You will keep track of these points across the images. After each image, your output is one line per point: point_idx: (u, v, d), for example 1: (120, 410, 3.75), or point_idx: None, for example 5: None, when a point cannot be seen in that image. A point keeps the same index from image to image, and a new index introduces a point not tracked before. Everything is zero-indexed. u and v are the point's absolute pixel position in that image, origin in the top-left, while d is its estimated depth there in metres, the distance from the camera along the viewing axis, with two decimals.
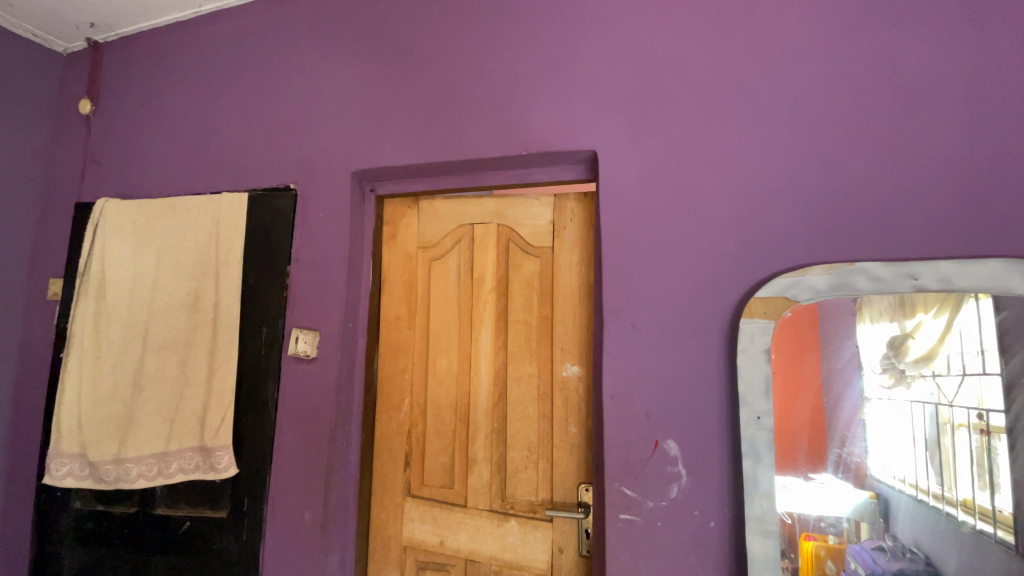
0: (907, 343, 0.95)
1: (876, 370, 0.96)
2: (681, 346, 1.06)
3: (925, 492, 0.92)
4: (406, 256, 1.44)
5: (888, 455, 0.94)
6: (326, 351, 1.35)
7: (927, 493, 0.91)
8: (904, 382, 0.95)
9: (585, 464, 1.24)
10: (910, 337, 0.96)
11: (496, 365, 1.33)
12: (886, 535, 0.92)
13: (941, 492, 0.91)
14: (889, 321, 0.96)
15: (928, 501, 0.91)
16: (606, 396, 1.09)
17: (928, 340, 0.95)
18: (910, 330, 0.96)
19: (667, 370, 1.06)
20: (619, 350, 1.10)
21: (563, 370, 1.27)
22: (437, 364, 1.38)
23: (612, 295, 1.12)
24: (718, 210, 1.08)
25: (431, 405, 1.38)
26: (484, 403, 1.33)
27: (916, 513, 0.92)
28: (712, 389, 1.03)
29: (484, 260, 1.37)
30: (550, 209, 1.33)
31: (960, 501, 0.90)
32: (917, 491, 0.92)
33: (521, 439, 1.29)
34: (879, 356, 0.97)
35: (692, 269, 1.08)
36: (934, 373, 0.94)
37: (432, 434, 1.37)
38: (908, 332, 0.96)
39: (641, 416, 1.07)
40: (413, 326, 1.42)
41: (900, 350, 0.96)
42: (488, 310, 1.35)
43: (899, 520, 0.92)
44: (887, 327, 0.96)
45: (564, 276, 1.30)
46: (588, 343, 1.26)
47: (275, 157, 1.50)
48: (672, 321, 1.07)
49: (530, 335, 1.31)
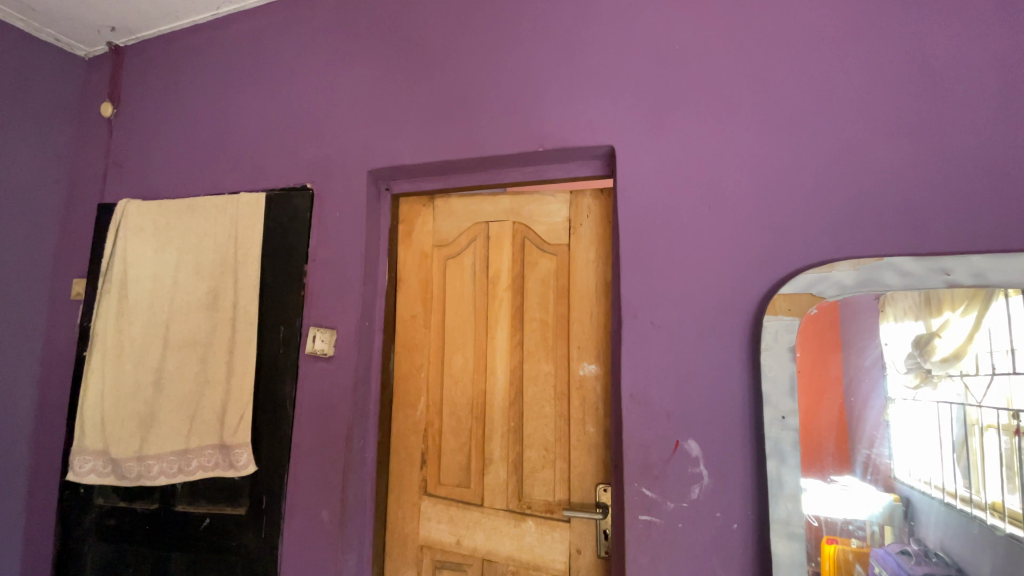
0: (934, 342, 0.92)
1: (901, 370, 0.93)
2: (702, 345, 1.04)
3: (951, 495, 0.88)
4: (421, 254, 1.44)
5: (914, 457, 0.91)
6: (342, 349, 1.36)
7: (954, 497, 0.88)
8: (930, 382, 0.92)
9: (604, 465, 1.22)
10: (936, 335, 0.92)
11: (512, 364, 1.32)
12: (910, 539, 0.90)
13: (968, 495, 0.87)
14: (914, 319, 0.93)
15: (956, 505, 0.88)
16: (626, 395, 1.07)
17: (956, 338, 0.92)
18: (935, 329, 0.92)
19: (687, 369, 1.04)
20: (637, 349, 1.08)
21: (580, 369, 1.26)
22: (452, 363, 1.38)
23: (630, 293, 1.10)
24: (739, 204, 1.06)
25: (446, 405, 1.38)
26: (499, 402, 1.32)
27: (943, 517, 0.89)
28: (734, 388, 1.01)
29: (499, 259, 1.36)
30: (565, 206, 1.32)
31: (988, 504, 0.86)
32: (943, 494, 0.89)
33: (537, 438, 1.28)
34: (903, 355, 0.93)
35: (712, 266, 1.06)
36: (961, 373, 0.91)
37: (447, 433, 1.37)
38: (934, 330, 0.92)
39: (661, 415, 1.04)
40: (429, 325, 1.41)
41: (926, 349, 0.92)
42: (502, 309, 1.34)
43: (924, 523, 0.89)
44: (913, 325, 0.93)
45: (580, 273, 1.28)
46: (605, 342, 1.24)
47: (292, 157, 1.51)
48: (693, 319, 1.05)
49: (547, 334, 1.30)
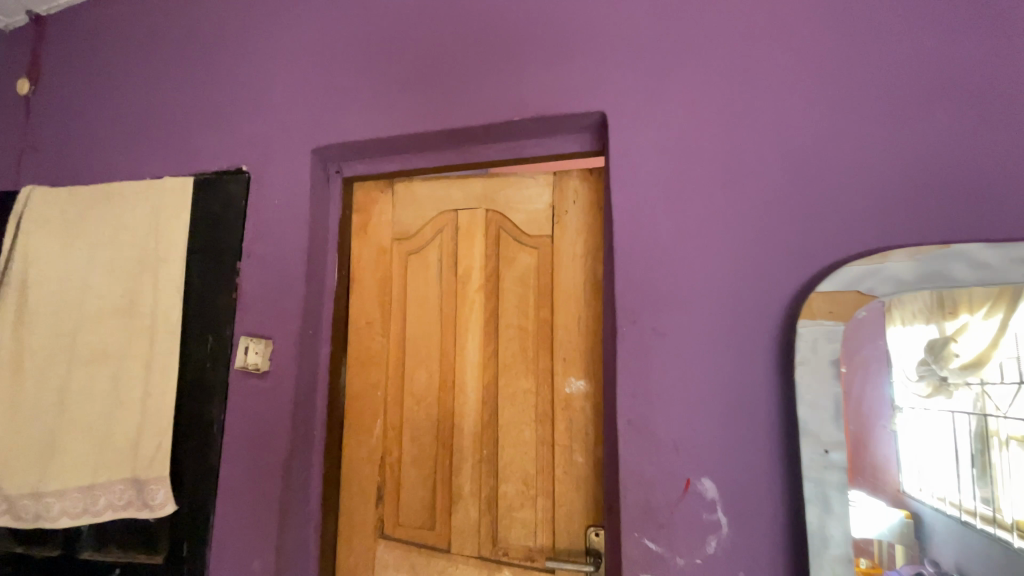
0: (950, 349, 0.73)
1: (910, 378, 0.73)
2: (718, 358, 0.82)
3: (970, 512, 0.69)
4: (378, 250, 1.21)
5: (924, 465, 0.71)
6: (279, 364, 1.12)
7: (973, 515, 0.69)
8: (944, 392, 0.72)
9: (595, 504, 1.00)
10: (953, 341, 0.73)
11: (485, 381, 1.09)
12: (925, 561, 0.70)
13: (991, 512, 0.68)
14: (924, 324, 0.74)
15: (975, 524, 0.69)
16: (622, 420, 0.85)
17: (978, 344, 0.72)
18: (951, 334, 0.73)
19: (700, 390, 0.82)
20: (637, 365, 0.85)
21: (566, 386, 1.03)
22: (413, 380, 1.15)
23: (627, 293, 0.88)
24: (762, 180, 0.84)
25: (406, 430, 1.14)
26: (468, 426, 1.09)
27: (959, 537, 0.69)
28: (761, 414, 0.79)
29: (469, 254, 1.13)
30: (548, 189, 1.09)
31: (1018, 524, 0.67)
32: (960, 510, 0.69)
33: (515, 471, 1.05)
34: (912, 362, 0.74)
35: (730, 259, 0.83)
36: (984, 383, 0.71)
37: (407, 463, 1.14)
38: (949, 335, 0.73)
39: (667, 448, 0.82)
40: (386, 334, 1.18)
41: (941, 356, 0.73)
42: (472, 314, 1.11)
43: (937, 542, 0.70)
44: (924, 330, 0.74)
45: (565, 270, 1.06)
46: (598, 353, 1.02)
47: (227, 137, 1.28)
48: (705, 325, 0.84)
49: (526, 343, 1.07)
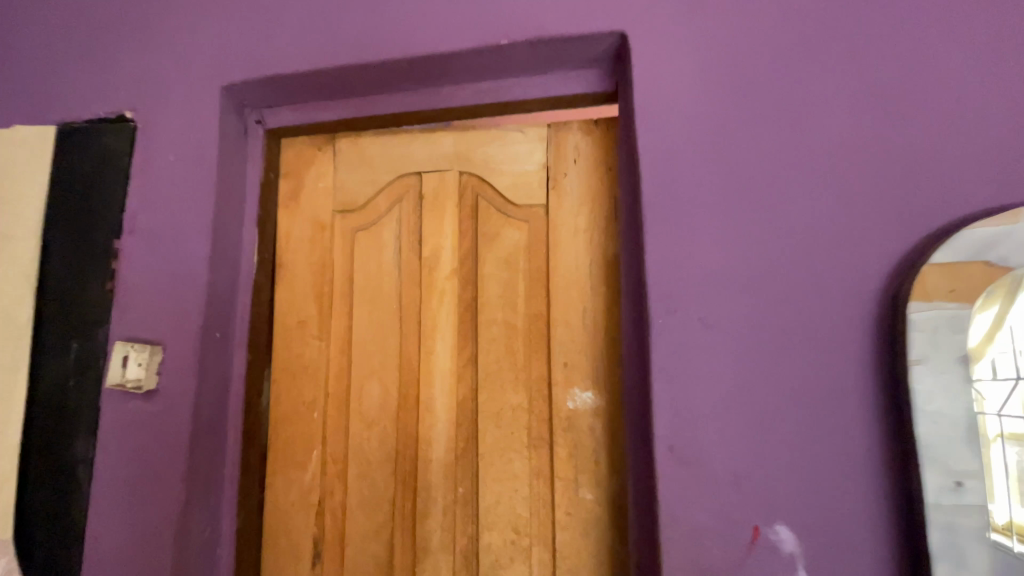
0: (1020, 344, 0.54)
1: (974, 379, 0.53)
2: (793, 359, 0.59)
3: None
4: (316, 226, 0.92)
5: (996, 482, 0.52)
6: (173, 379, 0.81)
7: None
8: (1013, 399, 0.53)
9: (610, 553, 0.76)
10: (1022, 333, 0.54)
11: (460, 395, 0.83)
12: None
13: None
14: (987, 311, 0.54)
15: None
16: (661, 447, 0.60)
17: None
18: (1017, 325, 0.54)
19: (769, 402, 0.59)
20: (679, 371, 0.61)
21: (568, 400, 0.79)
22: (363, 396, 0.86)
23: (661, 272, 0.63)
24: (842, 118, 0.62)
25: (353, 463, 0.86)
26: (438, 456, 0.82)
27: None
28: (855, 434, 0.57)
29: (437, 229, 0.86)
30: (542, 145, 0.84)
31: None
32: None
33: (502, 513, 0.79)
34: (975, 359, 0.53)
35: (805, 224, 0.61)
36: None
37: (354, 508, 0.85)
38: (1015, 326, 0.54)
39: (724, 485, 0.59)
40: (327, 336, 0.90)
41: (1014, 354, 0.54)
42: (443, 308, 0.85)
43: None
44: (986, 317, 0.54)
45: (566, 249, 0.81)
46: (611, 356, 0.78)
47: (96, 69, 0.93)
48: (773, 313, 0.60)
49: (515, 345, 0.82)
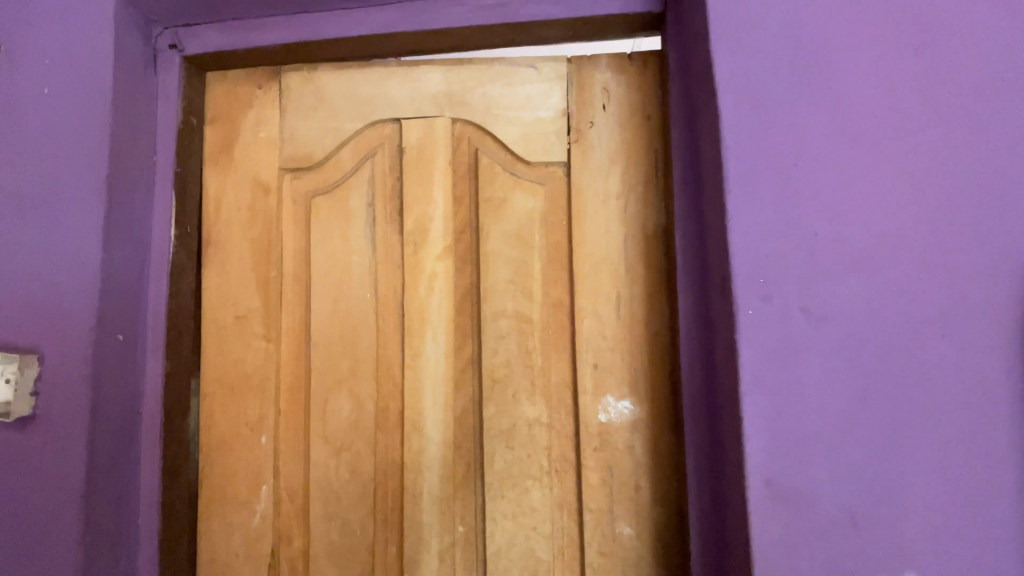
0: None
1: None
2: (921, 359, 0.45)
3: None
4: (259, 189, 0.69)
5: None
6: (52, 402, 0.56)
7: None
8: None
9: None
10: None
11: (459, 408, 0.64)
12: None
13: None
14: None
15: None
16: (756, 480, 0.45)
17: None
18: None
19: (893, 416, 0.45)
20: (777, 377, 0.46)
21: (600, 412, 0.62)
22: (329, 413, 0.66)
23: (750, 245, 0.47)
24: (980, 45, 0.48)
25: (317, 500, 0.65)
26: (432, 487, 0.63)
27: None
28: (1004, 455, 0.44)
29: (423, 194, 0.66)
30: (560, 86, 0.65)
31: None
32: None
33: (517, 557, 0.62)
34: None
35: (936, 185, 0.47)
36: None
37: (321, 558, 0.64)
38: None
39: (840, 527, 0.44)
40: (277, 335, 0.68)
41: None
42: (433, 297, 0.65)
43: None
44: None
45: (593, 219, 0.63)
46: (653, 354, 0.62)
47: None
48: (895, 300, 0.46)
49: (530, 343, 0.64)
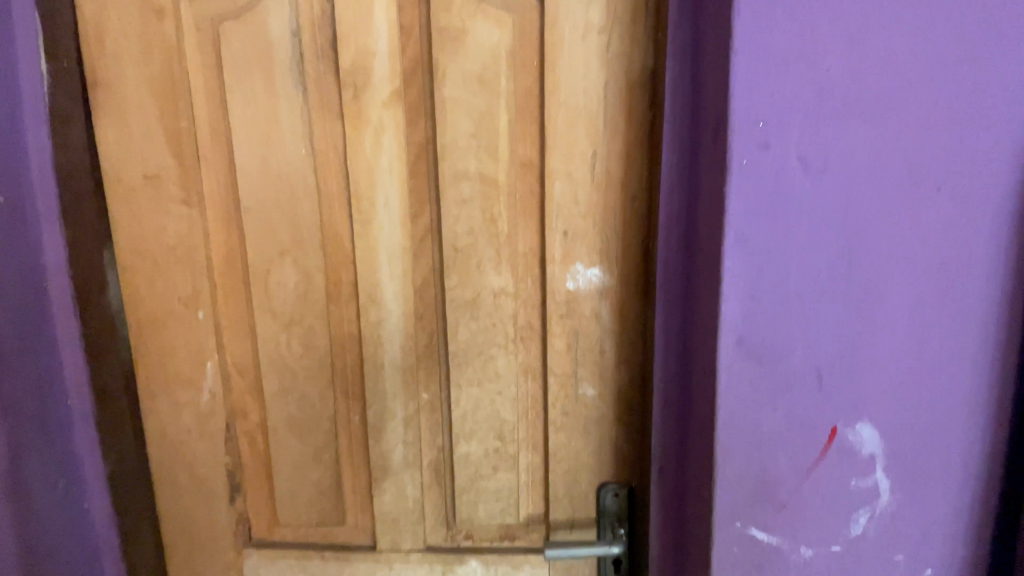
0: None
1: None
2: (911, 217, 0.43)
3: None
4: (149, 13, 0.54)
5: None
6: None
7: None
8: None
9: (614, 453, 0.62)
10: None
11: (418, 279, 0.59)
12: None
13: None
14: None
15: None
16: (728, 339, 0.44)
17: None
18: None
19: (873, 275, 0.44)
20: (764, 236, 0.43)
21: (569, 280, 0.58)
22: (272, 286, 0.59)
23: (752, 83, 0.41)
24: None
25: (269, 375, 0.61)
26: (393, 358, 0.60)
27: None
28: (971, 312, 0.44)
29: (362, 24, 0.54)
30: None
31: None
32: None
33: (482, 420, 0.62)
34: None
35: (966, 15, 0.40)
36: None
37: (280, 430, 0.62)
38: None
39: (804, 381, 0.45)
40: (199, 200, 0.58)
41: None
42: (383, 154, 0.56)
43: None
44: None
45: (569, 61, 0.54)
46: (628, 219, 0.57)
47: None
48: (898, 150, 0.42)
49: (495, 208, 0.57)
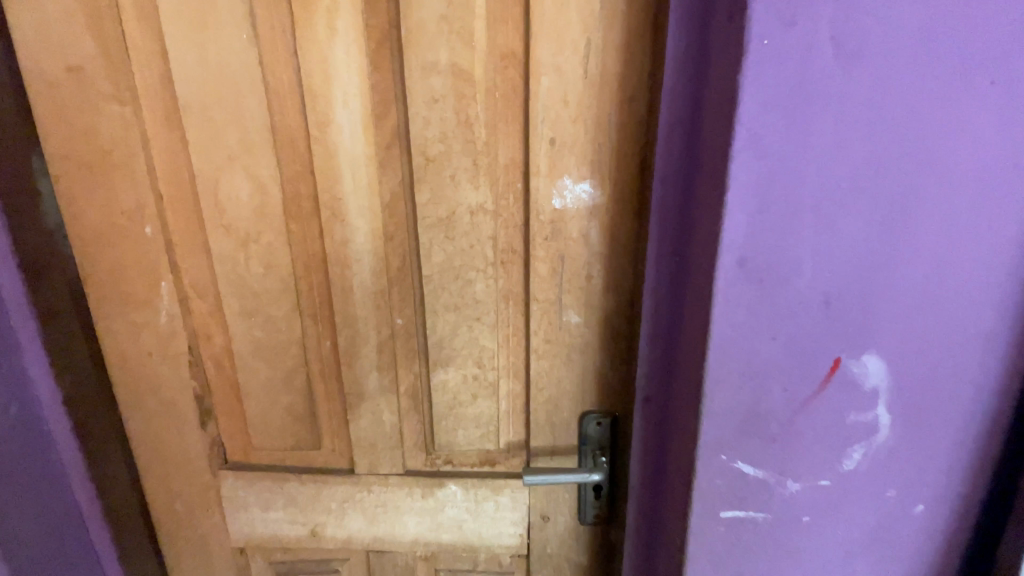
0: None
1: None
2: (955, 117, 0.36)
3: None
4: None
5: None
6: None
7: None
8: None
9: (598, 381, 0.59)
10: None
11: (386, 194, 0.53)
12: None
13: None
14: None
15: None
16: (728, 259, 0.39)
17: None
18: None
19: (901, 188, 0.37)
20: (780, 137, 0.36)
21: (555, 196, 0.52)
22: (223, 198, 0.54)
23: None
24: None
25: (230, 296, 0.57)
26: (362, 281, 0.56)
27: None
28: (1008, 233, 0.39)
29: None
30: None
31: None
32: None
33: (459, 346, 0.58)
34: None
35: None
36: None
37: (246, 354, 0.59)
38: None
39: (809, 308, 0.40)
40: (133, 97, 0.51)
41: None
42: (338, 41, 0.48)
43: None
44: None
45: None
46: (625, 125, 0.50)
47: None
48: (953, 31, 0.35)
49: (471, 110, 0.50)
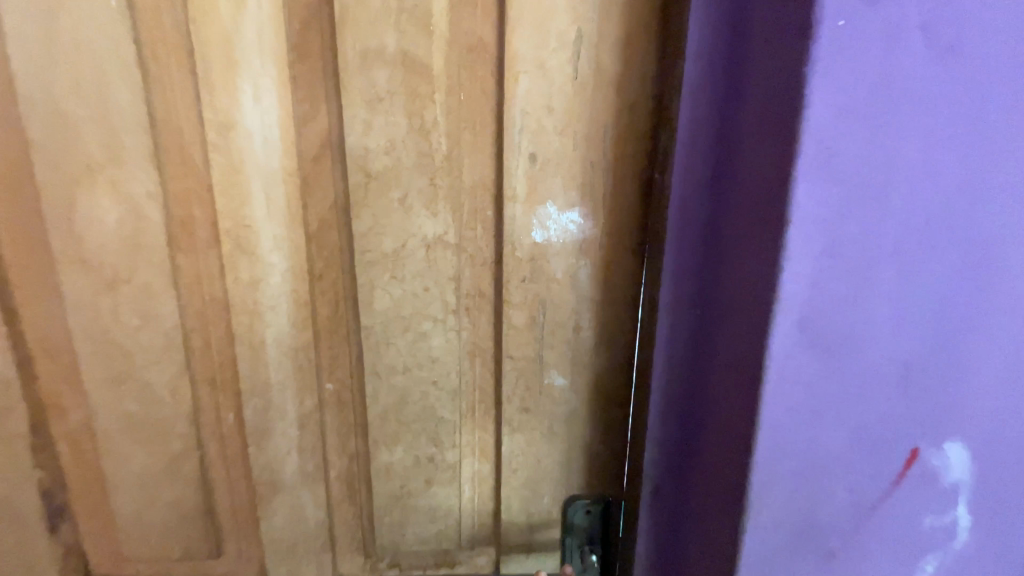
0: None
1: None
2: None
3: None
4: None
5: None
6: None
7: None
8: None
9: (587, 459, 0.47)
10: None
11: (313, 220, 0.40)
12: None
13: None
14: None
15: None
16: (783, 322, 0.28)
17: None
18: None
19: (1006, 225, 0.28)
20: (853, 157, 0.26)
21: (536, 227, 0.41)
22: (82, 222, 0.39)
23: None
24: None
25: (96, 353, 0.42)
26: (279, 335, 0.42)
27: None
28: None
29: None
30: None
31: None
32: None
33: (411, 417, 0.45)
34: None
35: None
36: None
37: (117, 433, 0.43)
38: None
39: (882, 388, 0.30)
40: None
41: None
42: (247, 18, 0.36)
43: None
44: None
45: None
46: (624, 141, 0.39)
47: None
48: None
49: (427, 113, 0.37)
